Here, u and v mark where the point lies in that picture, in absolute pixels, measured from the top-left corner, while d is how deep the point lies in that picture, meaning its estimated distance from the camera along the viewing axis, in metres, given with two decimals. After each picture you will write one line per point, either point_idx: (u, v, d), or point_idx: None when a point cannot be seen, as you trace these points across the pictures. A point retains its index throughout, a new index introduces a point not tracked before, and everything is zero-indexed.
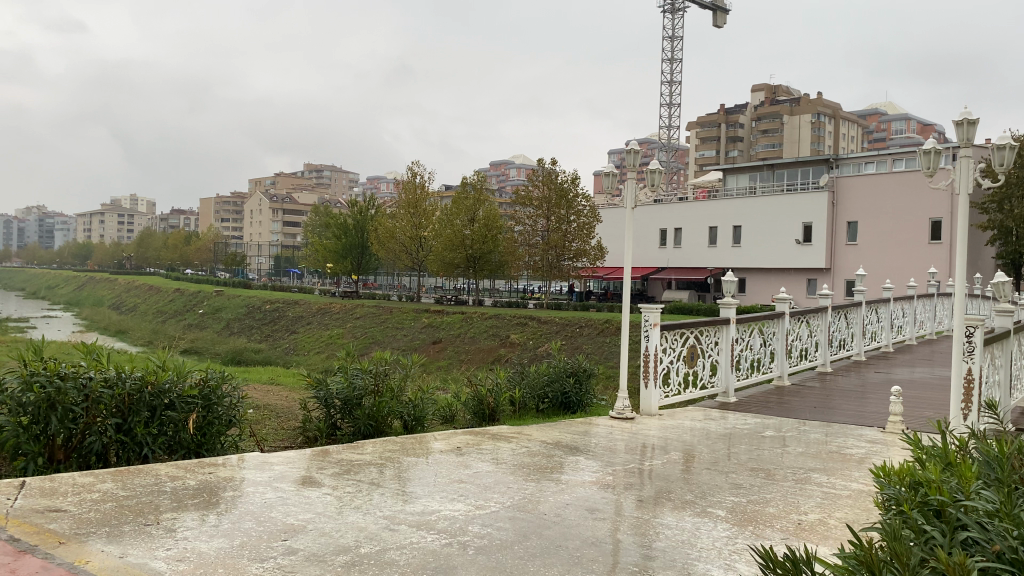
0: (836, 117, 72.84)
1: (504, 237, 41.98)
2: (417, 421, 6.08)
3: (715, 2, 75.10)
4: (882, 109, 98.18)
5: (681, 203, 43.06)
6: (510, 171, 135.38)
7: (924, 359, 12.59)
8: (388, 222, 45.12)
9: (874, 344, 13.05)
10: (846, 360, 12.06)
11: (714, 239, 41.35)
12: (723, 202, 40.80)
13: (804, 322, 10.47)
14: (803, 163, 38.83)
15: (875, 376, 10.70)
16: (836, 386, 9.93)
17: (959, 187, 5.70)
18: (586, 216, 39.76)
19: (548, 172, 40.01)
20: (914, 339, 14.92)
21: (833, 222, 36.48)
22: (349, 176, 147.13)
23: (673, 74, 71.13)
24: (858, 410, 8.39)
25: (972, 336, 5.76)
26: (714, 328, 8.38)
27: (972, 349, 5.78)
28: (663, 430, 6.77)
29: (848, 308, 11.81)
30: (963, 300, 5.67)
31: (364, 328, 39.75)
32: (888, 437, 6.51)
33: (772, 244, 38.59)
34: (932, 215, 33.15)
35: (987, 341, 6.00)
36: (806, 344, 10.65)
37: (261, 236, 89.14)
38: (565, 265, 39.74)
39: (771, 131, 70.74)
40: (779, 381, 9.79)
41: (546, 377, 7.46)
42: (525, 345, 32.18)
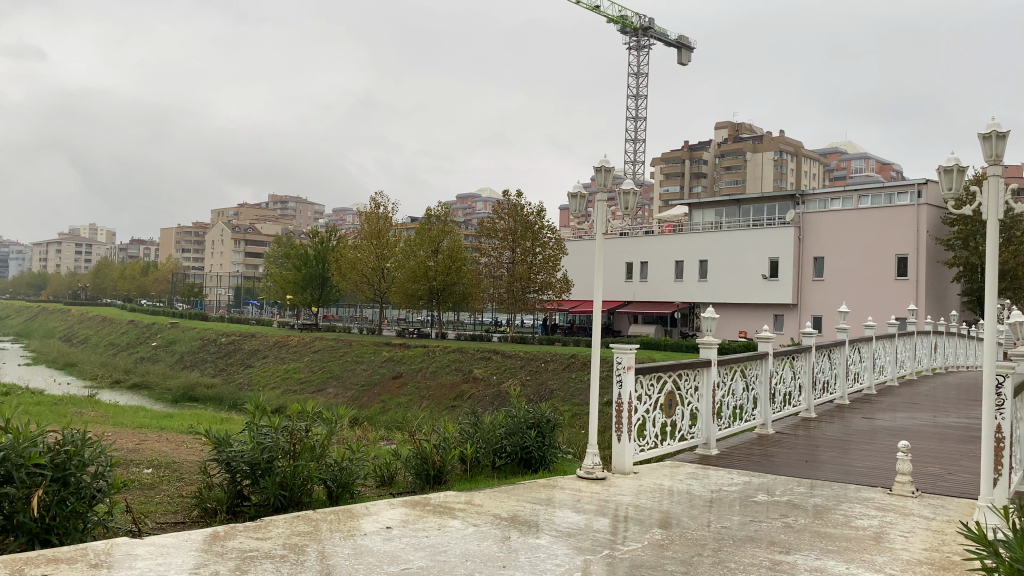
0: (798, 155, 73.61)
1: (469, 270, 41.06)
2: (342, 488, 5.11)
3: (680, 39, 75.90)
4: (841, 148, 99.92)
5: (647, 237, 42.51)
6: (476, 205, 134.96)
7: (910, 402, 11.82)
8: (349, 254, 43.91)
9: (857, 385, 12.26)
10: (830, 404, 11.22)
11: (680, 274, 40.77)
12: (689, 236, 40.30)
13: (788, 364, 9.61)
14: (769, 199, 38.55)
15: (862, 421, 9.85)
16: (824, 433, 9.04)
17: (990, 214, 4.82)
18: (552, 249, 39.09)
19: (513, 204, 39.35)
20: (895, 379, 14.20)
21: (800, 258, 36.19)
22: (312, 208, 145.52)
23: (638, 110, 71.36)
24: (854, 462, 7.48)
25: (1003, 386, 4.86)
26: (694, 371, 7.45)
27: (1003, 405, 4.88)
28: (640, 492, 5.77)
29: (832, 347, 11.00)
30: (994, 345, 4.77)
31: (321, 362, 38.33)
32: (898, 503, 5.59)
33: (738, 278, 38.09)
34: (897, 250, 33.20)
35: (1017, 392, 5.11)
36: (790, 388, 9.79)
37: (221, 266, 87.20)
38: (530, 298, 38.91)
39: (734, 167, 71.22)
40: (763, 430, 8.89)
41: (503, 428, 6.47)
42: (488, 380, 31.14)
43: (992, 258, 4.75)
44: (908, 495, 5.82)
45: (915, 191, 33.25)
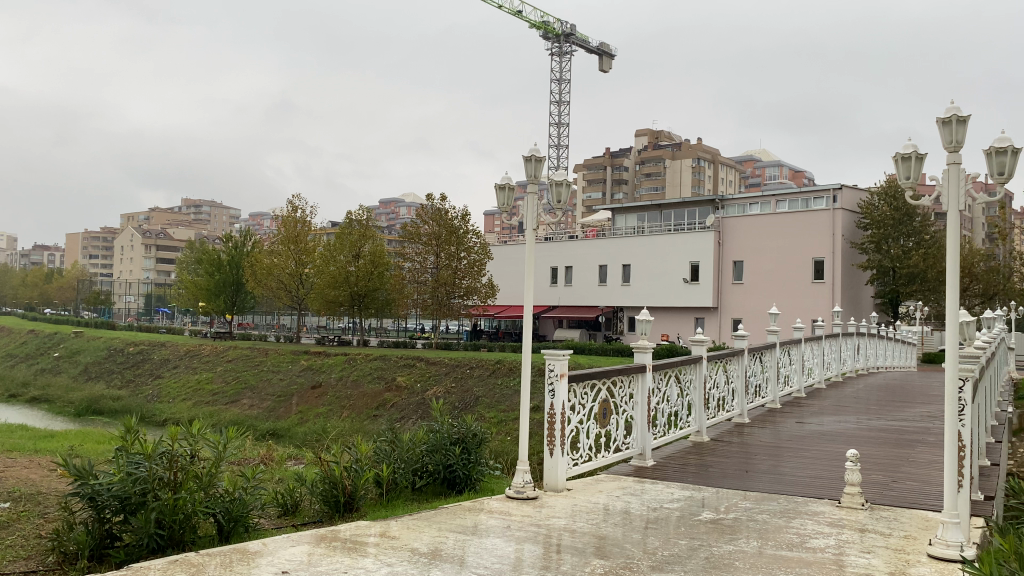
0: (715, 162, 75.15)
1: (391, 275, 40.15)
2: (234, 522, 4.42)
3: (601, 46, 76.57)
4: (755, 156, 102.76)
5: (571, 241, 42.35)
6: (399, 210, 133.38)
7: (838, 404, 11.71)
8: (265, 258, 42.31)
9: (787, 389, 12.09)
10: (761, 408, 10.97)
11: (604, 278, 40.73)
12: (613, 240, 40.33)
13: (721, 368, 9.27)
14: (690, 203, 38.89)
15: (796, 425, 9.58)
16: (759, 437, 8.71)
17: (949, 206, 4.46)
18: (477, 253, 38.58)
19: (437, 208, 38.64)
20: (821, 381, 14.17)
21: (721, 261, 36.60)
22: (228, 213, 141.32)
23: (561, 116, 71.62)
24: (793, 468, 7.13)
25: (964, 389, 4.51)
26: (628, 378, 6.97)
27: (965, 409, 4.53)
28: (576, 513, 5.21)
29: (763, 349, 10.76)
30: (956, 347, 4.40)
31: (236, 372, 36.71)
32: (849, 518, 5.21)
33: (661, 282, 38.26)
34: (814, 254, 34.06)
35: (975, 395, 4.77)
36: (723, 393, 9.45)
37: (130, 272, 83.34)
38: (455, 304, 38.33)
39: (654, 174, 72.23)
40: (699, 438, 8.49)
41: (424, 446, 5.84)
42: (412, 388, 30.28)
43: (957, 253, 4.40)
44: (858, 508, 5.47)
45: (830, 197, 34.19)
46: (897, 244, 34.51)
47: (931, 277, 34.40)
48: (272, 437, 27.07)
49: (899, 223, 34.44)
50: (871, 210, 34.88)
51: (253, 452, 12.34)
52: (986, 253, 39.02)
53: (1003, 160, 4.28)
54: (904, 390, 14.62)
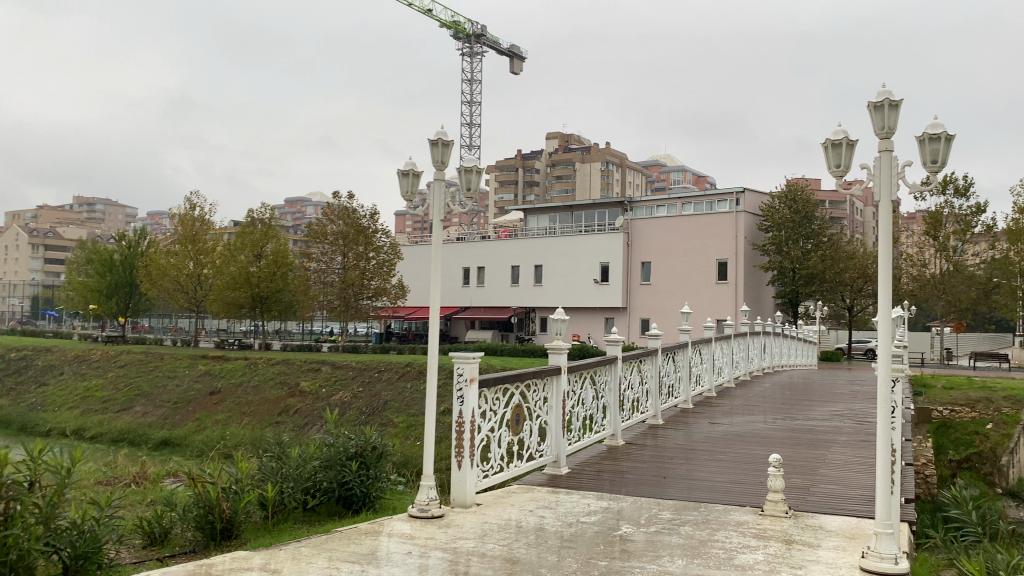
0: (623, 166, 76.18)
1: (296, 276, 38.89)
2: (82, 557, 3.88)
3: (512, 48, 76.62)
4: (660, 161, 104.95)
5: (481, 242, 41.94)
6: (306, 210, 130.20)
7: (748, 403, 11.65)
8: (160, 258, 40.20)
9: (700, 389, 11.96)
10: (674, 409, 10.77)
11: (515, 278, 40.49)
12: (523, 241, 40.15)
13: (635, 369, 8.98)
14: (599, 205, 39.09)
15: (710, 426, 9.37)
16: (673, 439, 8.44)
17: (879, 196, 4.20)
18: (386, 253, 37.82)
19: (344, 207, 37.58)
20: (731, 380, 14.20)
21: (629, 262, 36.87)
22: (123, 211, 134.77)
23: (471, 116, 71.18)
24: (711, 470, 6.85)
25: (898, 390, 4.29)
26: (542, 380, 6.55)
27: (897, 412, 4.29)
28: (488, 532, 4.74)
29: (677, 349, 10.55)
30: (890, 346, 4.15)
31: (128, 378, 34.70)
32: (774, 528, 4.93)
33: (571, 283, 38.29)
34: (718, 255, 34.75)
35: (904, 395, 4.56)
36: (637, 395, 9.15)
37: (15, 273, 78.23)
38: (363, 305, 37.40)
39: (564, 176, 72.76)
40: (613, 442, 8.16)
41: (318, 462, 5.35)
42: (317, 394, 29.23)
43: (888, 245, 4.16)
44: (782, 516, 5.21)
45: (734, 199, 35.04)
46: (796, 245, 35.50)
47: (827, 277, 35.56)
48: (167, 447, 25.56)
49: (798, 225, 35.49)
50: (772, 213, 35.88)
51: (132, 466, 11.38)
52: (878, 255, 40.74)
53: (936, 147, 4.04)
54: (808, 388, 14.78)
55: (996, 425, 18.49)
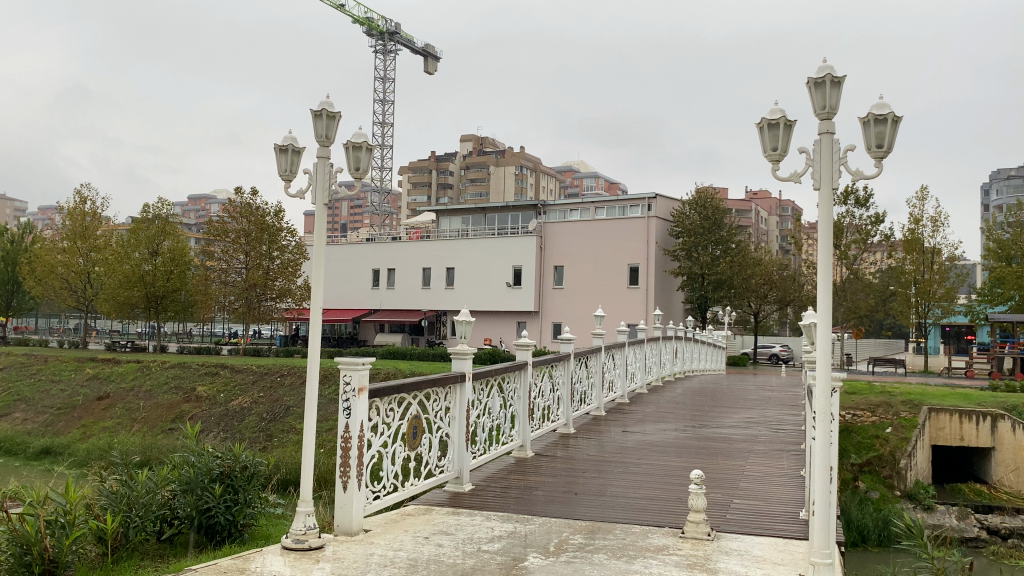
0: (538, 170, 76.26)
1: (194, 275, 37.06)
2: None
3: (427, 48, 75.74)
4: (573, 168, 105.81)
5: (392, 243, 40.95)
6: (210, 207, 125.50)
7: (661, 410, 11.28)
8: (46, 254, 37.63)
9: (612, 395, 11.54)
10: (586, 417, 10.29)
11: (426, 281, 39.66)
12: (434, 243, 39.38)
13: (546, 374, 8.41)
14: (513, 208, 38.69)
15: (623, 433, 8.92)
16: (585, 449, 7.93)
17: (818, 184, 3.77)
18: (291, 253, 36.50)
19: (246, 203, 35.96)
20: (644, 386, 13.89)
21: (542, 266, 36.59)
22: (11, 204, 126.94)
23: (384, 116, 69.83)
24: (624, 485, 6.36)
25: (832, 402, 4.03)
26: (444, 387, 5.93)
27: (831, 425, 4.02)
28: (373, 567, 4.09)
29: (589, 353, 10.07)
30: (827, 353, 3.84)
31: (5, 382, 32.20)
32: (697, 554, 4.45)
33: (482, 286, 37.76)
34: (630, 260, 34.89)
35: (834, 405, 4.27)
36: (548, 401, 8.59)
37: None
38: (267, 306, 35.98)
39: (479, 179, 72.34)
40: (523, 454, 7.58)
41: (174, 486, 5.18)
42: (215, 399, 27.73)
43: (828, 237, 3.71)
44: (703, 539, 4.76)
45: (646, 205, 35.31)
46: (705, 251, 36.00)
47: (734, 284, 36.19)
48: (47, 456, 23.67)
49: (707, 232, 35.97)
50: (682, 219, 36.25)
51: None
52: (782, 263, 41.79)
53: (883, 131, 3.60)
54: (717, 394, 14.62)
55: (895, 428, 18.85)
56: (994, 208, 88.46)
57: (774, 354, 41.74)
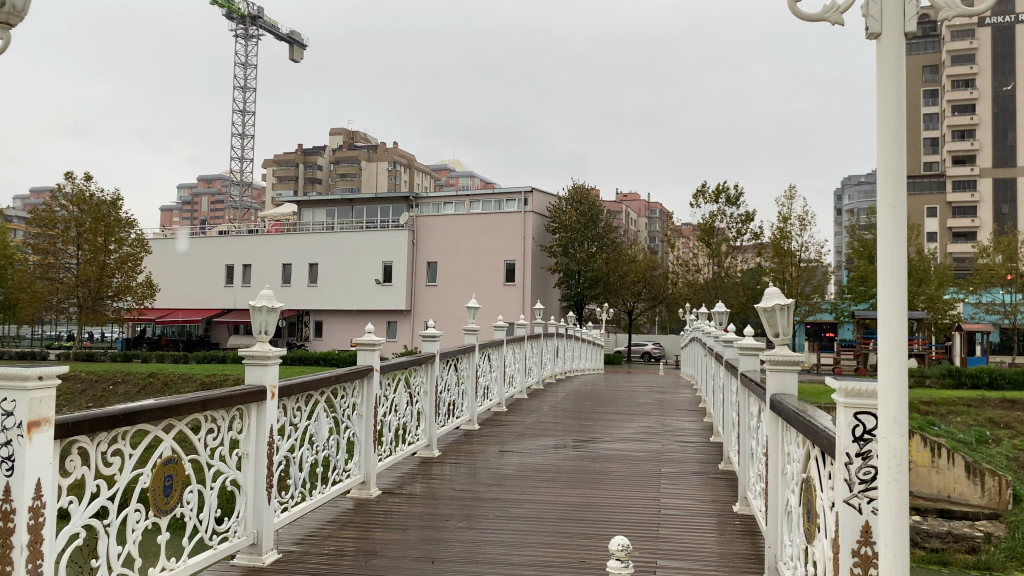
0: (412, 166, 73.81)
1: (20, 271, 32.76)
2: None
3: (293, 34, 71.81)
4: (449, 166, 103.63)
5: (249, 236, 37.61)
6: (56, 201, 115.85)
7: (543, 420, 9.47)
8: None
9: (486, 403, 9.62)
10: (455, 432, 8.28)
11: (288, 278, 36.66)
12: (296, 237, 36.42)
13: (401, 383, 6.36)
14: (382, 200, 36.29)
15: (499, 455, 7.06)
16: (451, 482, 5.98)
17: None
18: (132, 246, 32.77)
19: (79, 189, 31.89)
20: (523, 392, 12.12)
21: (414, 262, 34.43)
22: None
23: (247, 104, 65.81)
24: (502, 542, 4.47)
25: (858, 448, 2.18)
26: (231, 411, 3.97)
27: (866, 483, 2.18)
28: None
29: (459, 353, 8.05)
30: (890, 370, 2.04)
31: None
32: None
33: (350, 283, 35.20)
34: (506, 257, 33.48)
35: (823, 434, 2.68)
36: (404, 418, 6.52)
37: None
38: (104, 306, 32.19)
39: (349, 175, 69.39)
40: (367, 493, 5.57)
41: None
42: None
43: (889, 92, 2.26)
44: None
45: (522, 199, 33.90)
46: (581, 248, 34.91)
47: (610, 281, 35.38)
48: None
49: (584, 227, 34.84)
50: (558, 214, 34.92)
51: None
52: (655, 260, 41.50)
53: None
54: (603, 397, 13.03)
55: None
56: (846, 212, 92.98)
57: (647, 352, 41.52)
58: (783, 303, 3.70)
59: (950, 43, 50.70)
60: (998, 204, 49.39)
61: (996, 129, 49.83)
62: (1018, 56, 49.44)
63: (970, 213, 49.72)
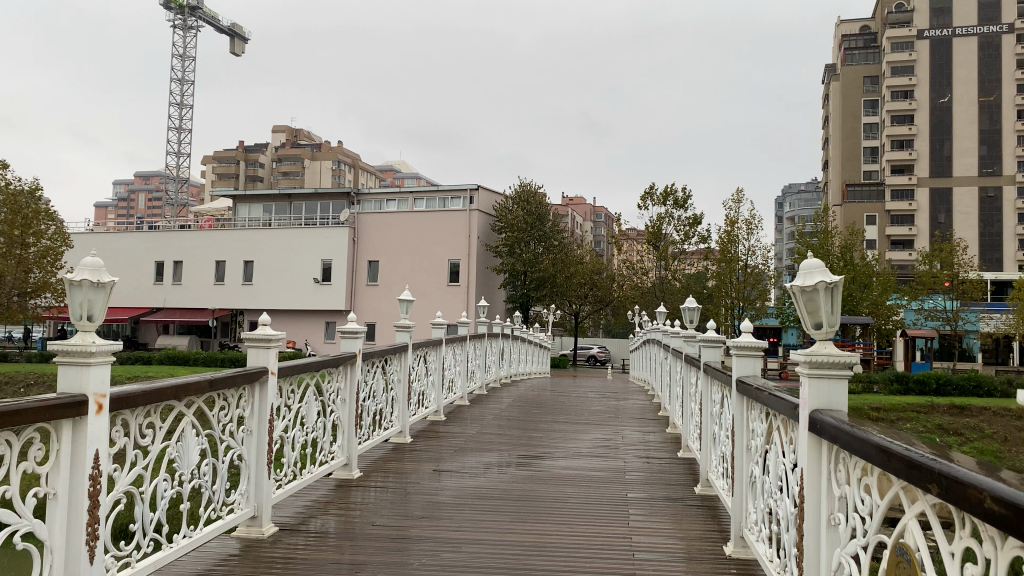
0: (356, 166, 71.84)
1: None
2: None
3: (233, 26, 69.52)
4: (395, 168, 101.65)
5: (178, 231, 35.54)
6: None
7: (487, 432, 8.26)
8: None
9: (421, 410, 8.36)
10: (383, 446, 7.02)
11: (219, 275, 34.74)
12: (229, 233, 34.53)
13: (311, 391, 5.06)
14: (321, 195, 34.69)
15: (434, 475, 5.88)
16: (372, 514, 4.78)
17: None
18: (51, 240, 30.56)
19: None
20: (465, 398, 10.91)
21: (354, 261, 32.92)
22: None
23: (183, 98, 63.26)
24: None
25: None
26: (41, 430, 2.67)
27: None
28: None
29: (388, 353, 6.78)
30: None
31: None
32: None
33: (286, 282, 33.54)
34: (450, 257, 32.40)
35: (966, 496, 1.55)
36: (316, 433, 5.19)
37: None
38: (18, 304, 29.82)
39: (291, 173, 67.34)
40: (260, 530, 4.30)
41: None
42: None
43: None
44: None
45: (467, 197, 32.82)
46: (528, 248, 33.87)
47: (557, 282, 34.30)
48: None
49: (531, 227, 33.81)
50: (505, 213, 33.79)
51: None
52: (601, 263, 40.69)
53: None
54: (552, 403, 11.93)
55: None
56: (788, 219, 93.93)
57: (592, 356, 40.72)
58: (830, 280, 2.53)
59: (891, 54, 51.21)
60: (934, 213, 49.92)
61: (932, 140, 50.40)
62: (955, 70, 50.26)
63: (908, 221, 50.14)
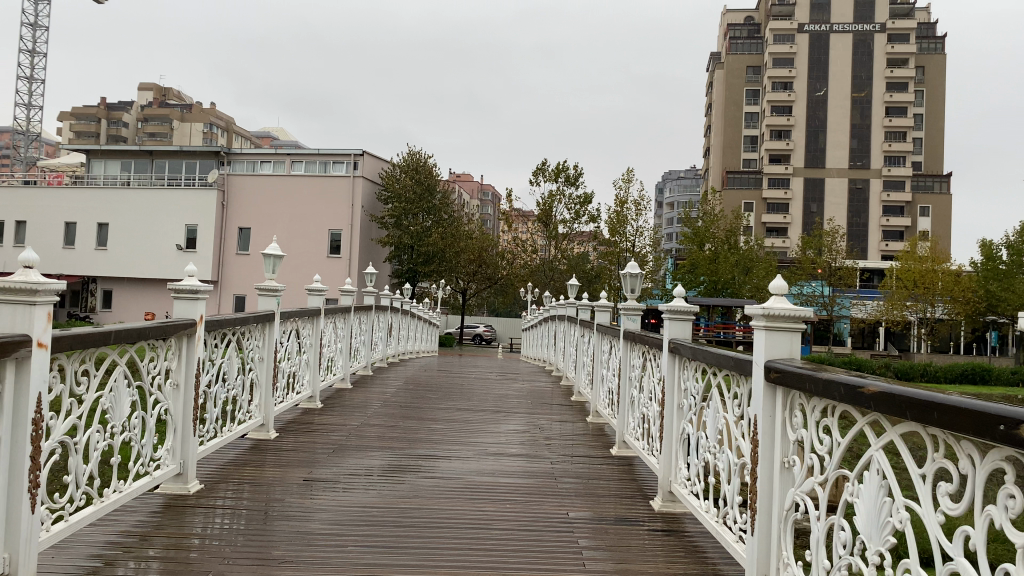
0: (231, 130, 67.40)
1: None
2: None
3: None
4: (275, 135, 96.75)
5: (21, 187, 31.57)
6: None
7: (374, 424, 6.73)
8: None
9: (291, 397, 6.68)
10: (242, 444, 5.42)
11: (69, 238, 31.15)
12: (81, 191, 30.95)
13: (121, 373, 3.38)
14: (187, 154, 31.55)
15: (305, 486, 4.39)
16: (210, 556, 3.24)
17: None
18: None
19: None
20: (345, 379, 9.26)
21: (222, 227, 30.26)
22: None
23: (35, 45, 57.23)
24: None
25: None
26: None
27: None
28: None
29: (246, 323, 5.09)
30: None
31: None
32: None
33: (146, 248, 30.46)
34: (330, 225, 30.30)
35: None
36: (131, 433, 3.52)
37: None
38: None
39: (158, 133, 62.46)
40: None
41: None
42: None
43: None
44: None
45: (351, 162, 30.61)
46: (415, 220, 32.16)
47: (446, 257, 32.77)
48: None
49: (418, 198, 32.06)
50: (392, 181, 31.93)
51: None
52: (490, 239, 39.39)
53: None
54: (446, 386, 10.50)
55: None
56: (669, 204, 95.79)
57: (478, 335, 39.54)
58: None
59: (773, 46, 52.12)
60: (808, 203, 51.32)
61: (809, 131, 51.66)
62: (833, 63, 51.68)
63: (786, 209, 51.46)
